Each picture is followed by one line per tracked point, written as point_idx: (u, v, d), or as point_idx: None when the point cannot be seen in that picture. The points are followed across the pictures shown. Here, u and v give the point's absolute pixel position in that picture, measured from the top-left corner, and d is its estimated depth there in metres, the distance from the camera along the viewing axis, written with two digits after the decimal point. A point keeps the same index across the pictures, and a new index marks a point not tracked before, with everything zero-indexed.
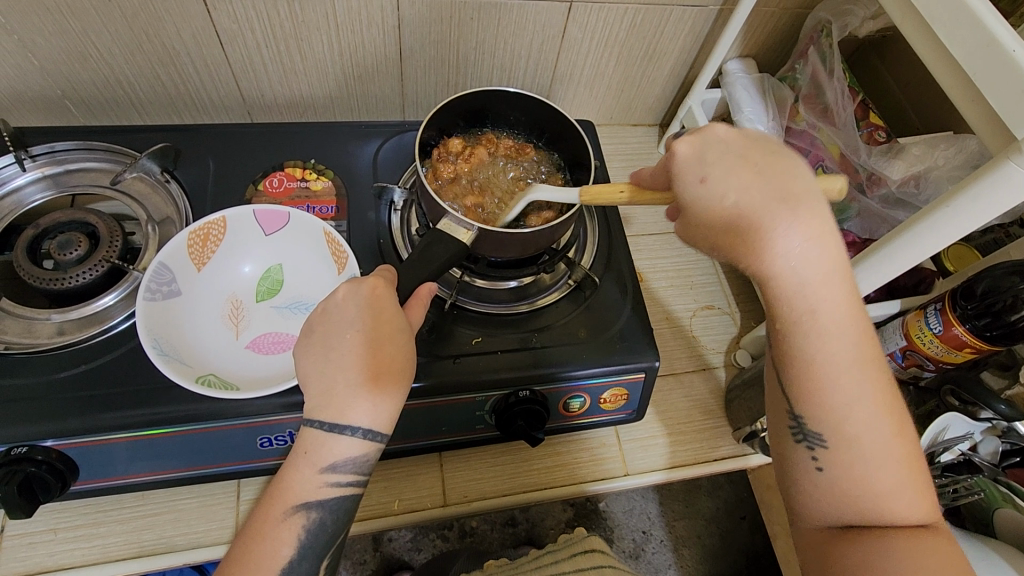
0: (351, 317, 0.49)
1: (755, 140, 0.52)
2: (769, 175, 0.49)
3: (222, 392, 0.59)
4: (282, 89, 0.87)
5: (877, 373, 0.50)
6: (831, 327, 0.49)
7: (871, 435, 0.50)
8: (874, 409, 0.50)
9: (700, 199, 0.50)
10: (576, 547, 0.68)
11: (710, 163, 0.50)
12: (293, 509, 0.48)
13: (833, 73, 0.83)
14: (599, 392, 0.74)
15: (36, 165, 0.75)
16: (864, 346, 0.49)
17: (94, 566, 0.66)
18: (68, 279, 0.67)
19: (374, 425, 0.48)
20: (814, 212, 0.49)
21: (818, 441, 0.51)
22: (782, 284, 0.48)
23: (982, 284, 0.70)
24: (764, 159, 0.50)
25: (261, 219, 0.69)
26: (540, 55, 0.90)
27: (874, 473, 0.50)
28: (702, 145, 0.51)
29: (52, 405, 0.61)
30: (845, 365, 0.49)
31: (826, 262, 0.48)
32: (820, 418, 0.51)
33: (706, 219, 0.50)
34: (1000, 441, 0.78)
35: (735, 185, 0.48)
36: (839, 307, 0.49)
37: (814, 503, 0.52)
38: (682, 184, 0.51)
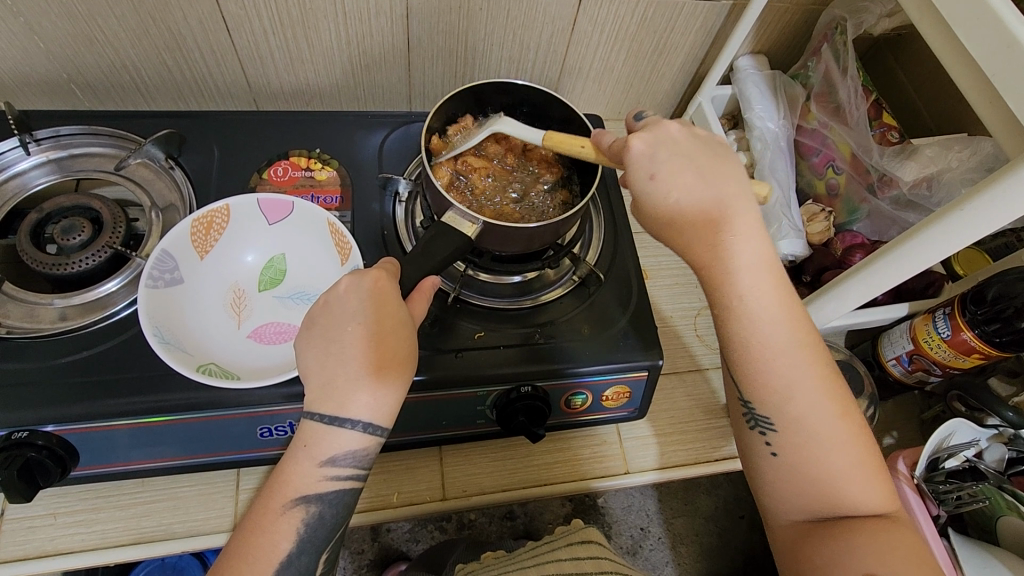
0: (353, 310, 0.48)
1: (703, 141, 0.55)
2: (708, 175, 0.53)
3: (223, 381, 0.59)
4: (289, 77, 0.86)
5: (813, 356, 0.53)
6: (764, 317, 0.52)
7: (816, 419, 0.52)
8: (814, 393, 0.52)
9: (648, 194, 0.53)
10: (573, 536, 0.68)
11: (660, 160, 0.53)
12: (292, 503, 0.48)
13: (847, 72, 0.81)
14: (601, 390, 0.73)
15: (41, 149, 0.74)
16: (797, 330, 0.53)
17: (93, 551, 0.66)
18: (71, 264, 0.67)
19: (374, 419, 0.47)
20: (747, 211, 0.53)
21: (768, 425, 0.54)
22: (715, 276, 0.52)
23: (993, 289, 0.69)
24: (705, 160, 0.54)
25: (264, 207, 0.69)
26: (549, 47, 0.89)
27: (823, 455, 0.52)
28: (653, 142, 0.54)
29: (52, 390, 0.61)
30: (782, 352, 0.52)
31: (754, 257, 0.53)
32: (768, 404, 0.53)
33: (652, 214, 0.54)
34: (1008, 448, 0.77)
35: (677, 185, 0.52)
36: (771, 296, 0.53)
37: (773, 488, 0.55)
38: (634, 179, 0.54)
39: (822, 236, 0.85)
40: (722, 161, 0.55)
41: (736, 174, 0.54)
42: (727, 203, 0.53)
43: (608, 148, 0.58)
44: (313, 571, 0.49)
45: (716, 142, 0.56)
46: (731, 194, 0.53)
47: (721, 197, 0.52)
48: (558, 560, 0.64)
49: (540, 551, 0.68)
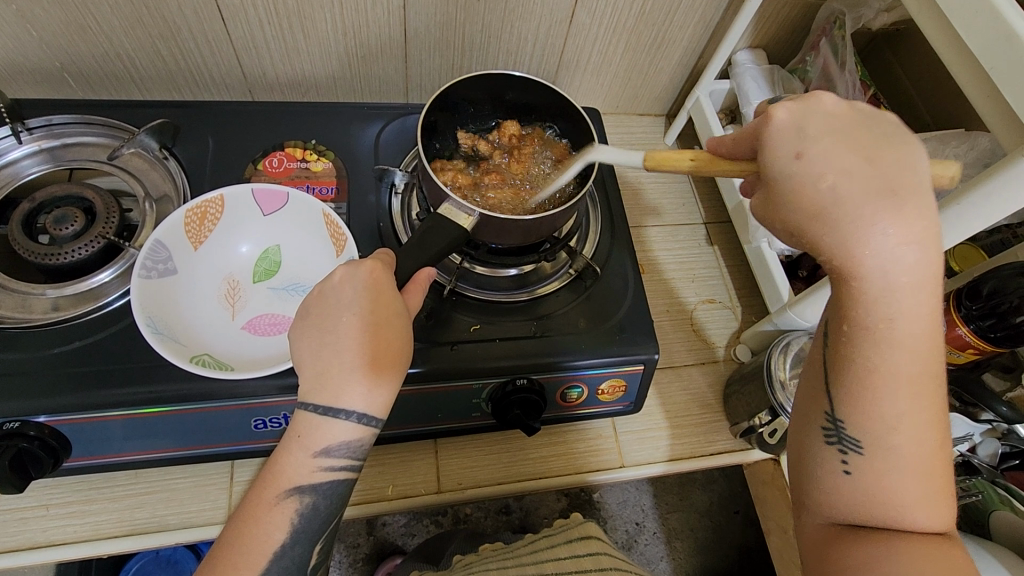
0: (348, 301, 0.48)
1: (865, 121, 0.46)
2: (878, 162, 0.44)
3: (216, 372, 0.59)
4: (284, 68, 0.86)
5: (938, 388, 0.45)
6: (903, 333, 0.43)
7: (910, 449, 0.45)
8: (921, 423, 0.44)
9: (787, 176, 0.45)
10: (572, 531, 0.68)
11: (813, 140, 0.45)
12: (285, 493, 0.47)
13: (845, 65, 0.81)
14: (597, 383, 0.73)
15: (33, 138, 0.74)
16: (930, 358, 0.44)
17: (86, 543, 0.65)
18: (63, 254, 0.67)
19: (369, 409, 0.47)
20: (915, 210, 0.43)
21: (853, 445, 0.46)
22: (862, 275, 0.43)
23: (988, 284, 0.69)
24: (870, 145, 0.45)
25: (259, 198, 0.68)
26: (547, 40, 0.89)
27: (904, 487, 0.45)
28: (805, 116, 0.46)
29: (45, 380, 0.61)
30: (908, 374, 0.44)
31: (917, 266, 0.43)
32: (863, 423, 0.45)
33: (790, 194, 0.45)
34: (1001, 443, 0.76)
35: (835, 167, 0.43)
36: (920, 314, 0.44)
37: (829, 506, 0.47)
38: (771, 156, 0.46)
39: None
40: (895, 147, 0.45)
41: (911, 165, 0.44)
42: (902, 195, 0.43)
43: (727, 148, 0.52)
44: (306, 562, 0.49)
45: (887, 124, 0.47)
46: (906, 184, 0.43)
47: (886, 188, 0.43)
48: (557, 556, 0.64)
49: (537, 546, 0.68)
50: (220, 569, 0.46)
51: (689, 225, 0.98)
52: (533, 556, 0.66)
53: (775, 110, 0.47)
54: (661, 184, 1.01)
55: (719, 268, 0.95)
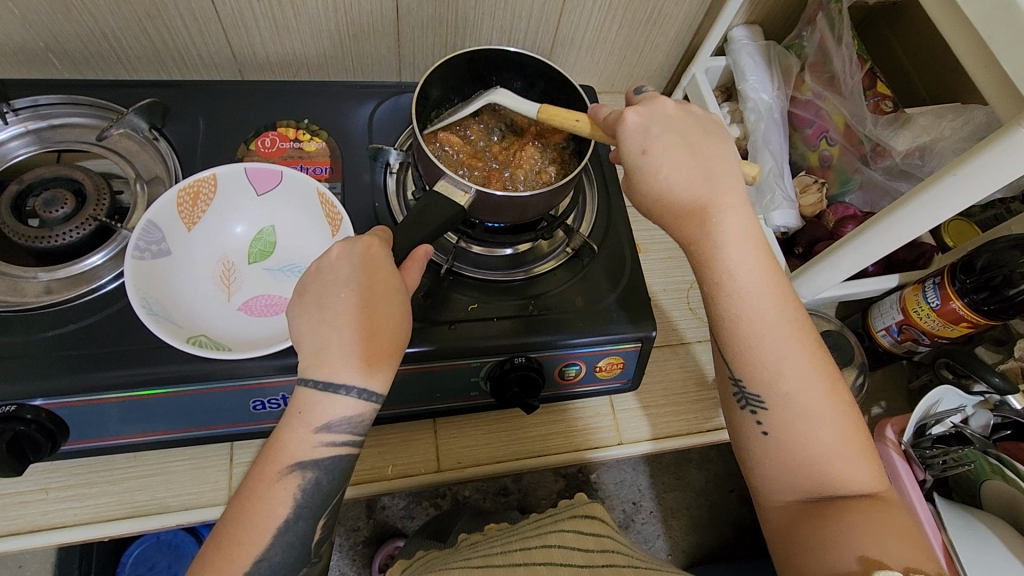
0: (346, 276, 0.47)
1: (697, 120, 0.58)
2: (699, 153, 0.56)
3: (215, 353, 0.58)
4: (274, 46, 0.84)
5: (800, 331, 0.55)
6: (752, 296, 0.55)
7: (803, 392, 0.54)
8: (800, 367, 0.54)
9: (641, 170, 0.55)
10: (575, 509, 0.69)
11: (654, 135, 0.55)
12: (288, 469, 0.47)
13: (842, 40, 0.80)
14: (594, 360, 0.73)
15: (19, 119, 0.72)
16: (782, 308, 0.55)
17: (86, 525, 0.66)
18: (54, 237, 0.66)
19: (369, 385, 0.47)
20: (731, 189, 0.56)
21: (757, 403, 0.56)
22: (705, 253, 0.55)
23: (981, 257, 0.70)
24: (695, 139, 0.57)
25: (252, 177, 0.67)
26: (540, 16, 0.88)
27: (814, 437, 0.54)
28: (648, 119, 0.56)
29: (41, 363, 0.60)
30: (768, 328, 0.54)
31: (740, 234, 0.55)
32: (756, 379, 0.55)
33: (645, 187, 0.56)
34: (993, 414, 0.77)
35: (669, 161, 0.55)
36: (754, 269, 0.55)
37: (767, 470, 0.56)
38: (626, 154, 0.56)
39: (812, 208, 0.85)
40: (713, 141, 0.57)
41: (723, 151, 0.57)
42: (718, 183, 0.55)
43: (603, 121, 0.60)
44: (310, 537, 0.49)
45: (709, 122, 0.59)
46: (720, 172, 0.56)
47: (704, 173, 0.55)
48: (559, 532, 0.65)
49: (543, 523, 0.70)
50: (229, 544, 0.46)
51: None
52: (537, 531, 0.68)
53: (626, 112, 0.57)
54: None
55: None
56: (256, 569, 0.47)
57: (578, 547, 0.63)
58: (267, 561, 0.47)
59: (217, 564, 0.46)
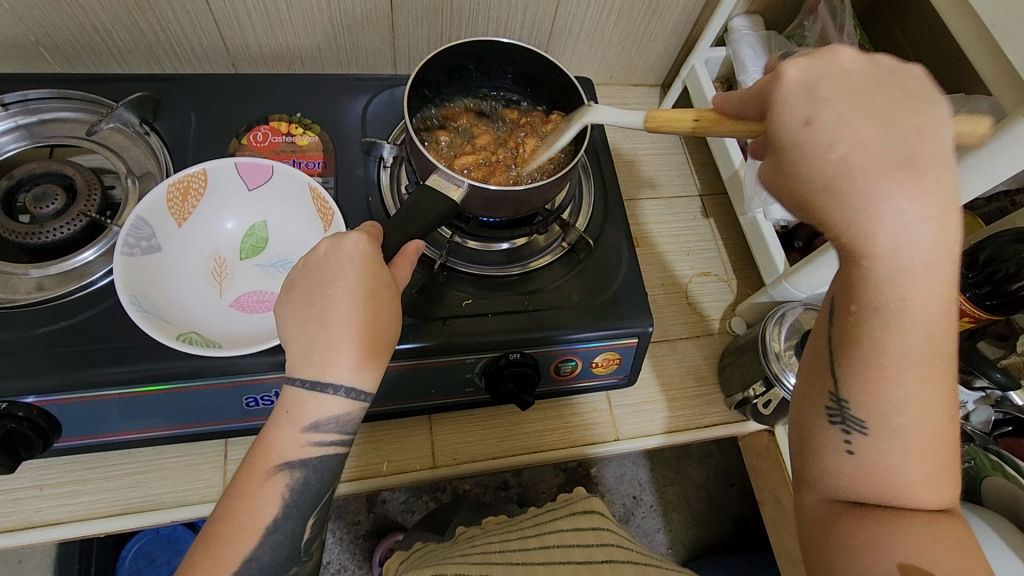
0: (333, 272, 0.46)
1: (887, 75, 0.42)
2: (894, 122, 0.40)
3: (204, 350, 0.57)
4: (268, 39, 0.83)
5: (950, 367, 0.43)
6: (915, 318, 0.41)
7: (921, 428, 0.43)
8: (933, 403, 0.43)
9: (798, 143, 0.41)
10: (574, 506, 0.69)
11: (825, 99, 0.40)
12: (276, 468, 0.47)
13: (843, 29, 0.78)
14: (591, 356, 0.72)
15: (9, 114, 0.71)
16: (944, 339, 0.42)
17: (81, 521, 0.65)
18: (45, 233, 0.66)
19: (357, 383, 0.46)
20: (933, 177, 0.39)
21: (857, 425, 0.44)
22: (874, 256, 0.40)
23: (985, 251, 0.69)
24: (888, 104, 0.40)
25: (243, 171, 0.66)
26: (537, 7, 0.86)
27: (907, 467, 0.43)
28: (818, 75, 0.41)
29: (32, 360, 0.60)
30: (919, 358, 0.42)
31: (932, 237, 0.40)
32: (873, 405, 0.43)
33: (803, 169, 0.41)
34: (993, 410, 0.77)
35: (846, 133, 0.39)
36: (932, 285, 0.41)
37: (827, 482, 0.46)
38: (782, 119, 0.41)
39: None
40: (914, 103, 0.41)
41: (930, 122, 0.40)
42: (919, 165, 0.39)
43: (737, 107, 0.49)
44: (299, 536, 0.49)
45: (906, 76, 0.42)
46: (923, 152, 0.39)
47: (902, 153, 0.39)
48: (558, 529, 0.65)
49: (543, 518, 0.69)
50: (216, 544, 0.46)
51: (684, 197, 0.97)
52: (534, 527, 0.68)
53: (782, 64, 0.42)
54: (656, 156, 1.00)
55: (715, 241, 0.94)
56: (245, 569, 0.47)
57: (577, 543, 0.62)
58: (256, 561, 0.47)
59: (205, 565, 0.45)
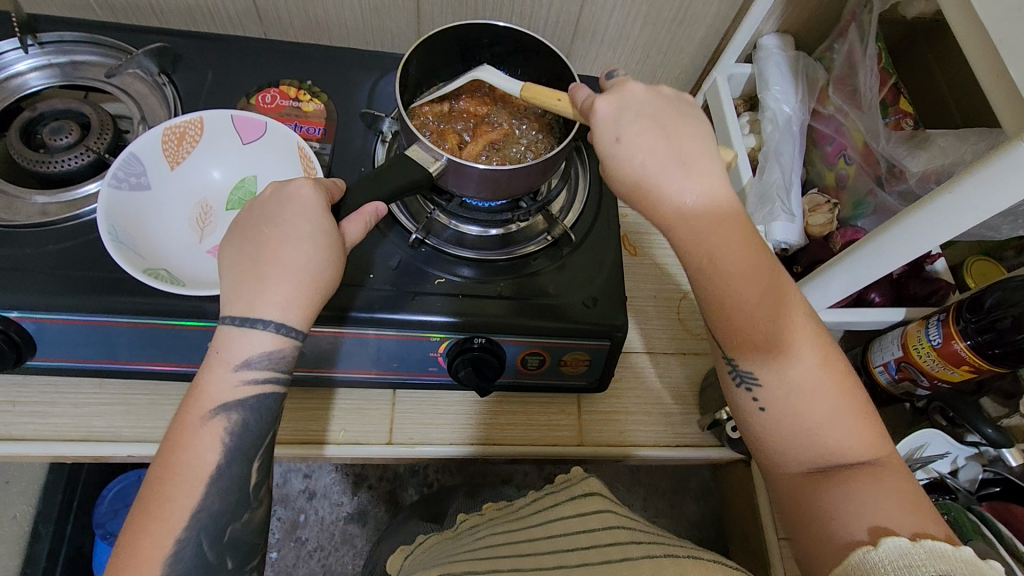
0: (270, 212, 0.48)
1: (666, 104, 0.54)
2: (673, 134, 0.52)
3: (168, 287, 0.59)
4: (297, 11, 0.86)
5: (787, 302, 0.50)
6: (740, 272, 0.50)
7: (798, 365, 0.49)
8: (791, 339, 0.50)
9: (614, 158, 0.52)
10: (575, 488, 0.58)
11: (624, 123, 0.52)
12: (211, 412, 0.47)
13: (867, 53, 0.75)
14: (559, 353, 0.71)
15: (42, 53, 0.75)
16: (772, 280, 0.50)
17: (43, 441, 0.68)
18: (54, 163, 0.69)
19: (287, 319, 0.47)
20: (709, 168, 0.51)
21: (752, 380, 0.50)
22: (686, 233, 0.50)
23: (991, 295, 0.64)
24: (668, 122, 0.52)
25: (238, 125, 0.68)
26: (561, 6, 0.87)
27: (809, 404, 0.49)
28: (620, 104, 0.53)
29: (15, 278, 0.63)
30: (760, 303, 0.49)
31: (721, 207, 0.50)
32: (748, 356, 0.50)
33: (620, 176, 0.52)
34: (985, 469, 0.72)
35: (641, 147, 0.51)
36: (744, 241, 0.50)
37: (772, 449, 0.50)
38: (599, 143, 0.53)
39: (820, 229, 0.79)
40: (687, 116, 0.53)
41: (700, 131, 0.53)
42: (692, 160, 0.51)
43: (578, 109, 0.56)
44: (247, 481, 0.49)
45: (681, 104, 0.55)
46: (701, 148, 0.52)
47: (679, 156, 0.51)
48: (562, 516, 0.55)
49: (542, 505, 0.58)
50: (158, 504, 0.45)
51: None
52: (531, 521, 0.57)
53: (594, 104, 0.54)
54: None
55: None
56: (195, 523, 0.46)
57: (581, 528, 0.52)
58: (204, 513, 0.46)
59: (155, 514, 0.45)
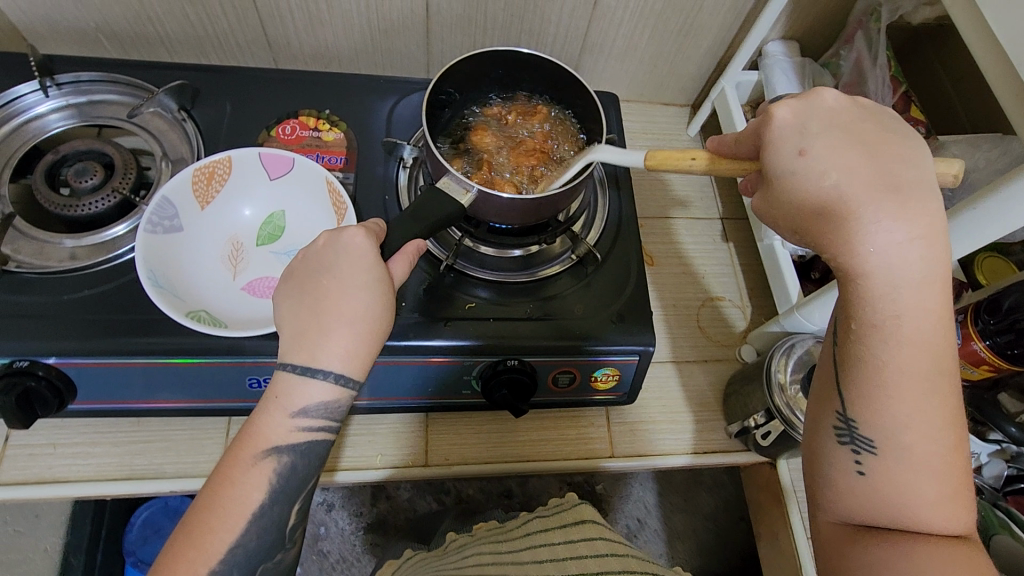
0: (328, 262, 0.49)
1: (871, 125, 0.47)
2: (880, 159, 0.45)
3: (210, 329, 0.60)
4: (308, 37, 0.87)
5: (951, 381, 0.43)
6: (915, 333, 0.43)
7: (927, 446, 0.43)
8: (937, 419, 0.43)
9: (791, 172, 0.45)
10: (565, 516, 0.58)
11: (812, 135, 0.45)
12: (263, 453, 0.48)
13: (877, 61, 0.77)
14: (590, 370, 0.72)
15: (61, 93, 0.76)
16: (944, 352, 0.43)
17: (86, 482, 0.69)
18: (81, 206, 0.69)
19: (346, 370, 0.48)
20: (922, 210, 0.44)
21: (867, 445, 0.44)
22: (869, 273, 0.43)
23: (1009, 298, 0.66)
24: (875, 146, 0.45)
25: (266, 162, 0.69)
26: (570, 22, 0.88)
27: (919, 491, 0.43)
28: (806, 113, 0.46)
29: (54, 325, 0.63)
30: (921, 371, 0.43)
31: (926, 260, 0.43)
32: (877, 419, 0.44)
33: (795, 192, 0.46)
34: (1008, 465, 0.75)
35: (834, 165, 0.44)
36: (925, 303, 0.43)
37: (844, 508, 0.45)
38: (776, 151, 0.46)
39: None
40: (895, 138, 0.46)
41: (912, 161, 0.45)
42: (904, 193, 0.43)
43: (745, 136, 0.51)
44: (284, 523, 0.50)
45: (890, 126, 0.47)
46: (907, 182, 0.44)
47: (886, 183, 0.44)
48: (550, 542, 0.55)
49: (531, 528, 0.59)
50: (199, 534, 0.46)
51: (705, 220, 0.96)
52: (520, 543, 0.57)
53: (775, 110, 0.47)
54: (680, 176, 0.99)
55: (733, 265, 0.93)
56: (230, 557, 0.47)
57: (570, 555, 0.52)
58: (242, 548, 0.47)
59: (193, 541, 0.46)
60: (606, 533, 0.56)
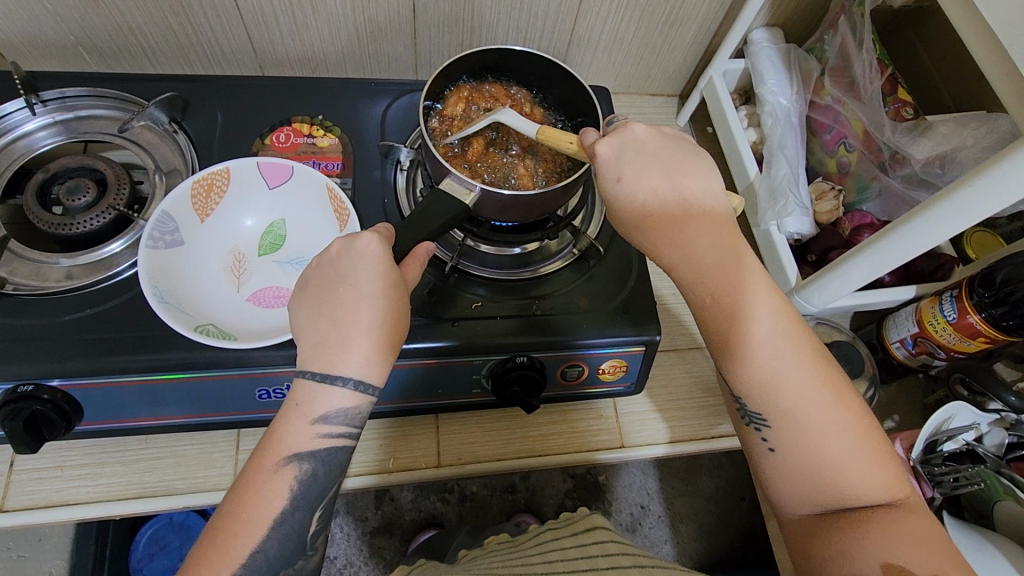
0: (344, 269, 0.49)
1: (670, 140, 0.58)
2: (672, 175, 0.56)
3: (220, 342, 0.59)
4: (294, 43, 0.86)
5: (795, 342, 0.53)
6: (744, 314, 0.53)
7: (809, 406, 0.52)
8: (803, 379, 0.52)
9: (616, 197, 0.56)
10: (578, 524, 0.61)
11: (625, 162, 0.56)
12: (285, 461, 0.48)
13: (863, 44, 0.79)
14: (599, 362, 0.73)
15: (47, 110, 0.74)
16: (776, 321, 0.53)
17: (96, 503, 0.68)
18: (75, 224, 0.68)
19: (366, 376, 0.48)
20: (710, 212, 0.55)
21: (761, 420, 0.53)
22: (682, 271, 0.55)
23: (1002, 271, 0.67)
24: (672, 161, 0.56)
25: (264, 171, 0.68)
26: (556, 17, 0.88)
27: (822, 446, 0.51)
28: (621, 145, 0.56)
29: (56, 346, 0.62)
30: (763, 344, 0.52)
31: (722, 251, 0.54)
32: (756, 397, 0.53)
33: (623, 215, 0.56)
34: (1008, 433, 0.77)
35: (642, 186, 0.55)
36: (745, 288, 0.53)
37: (781, 487, 0.53)
38: (602, 182, 0.56)
39: (829, 215, 0.83)
40: (692, 157, 0.57)
41: (700, 171, 0.56)
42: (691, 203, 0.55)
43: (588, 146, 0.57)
44: (306, 531, 0.49)
45: (685, 140, 0.59)
46: (692, 192, 0.55)
47: (680, 197, 0.55)
48: (561, 547, 0.57)
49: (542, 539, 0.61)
50: (225, 540, 0.47)
51: None
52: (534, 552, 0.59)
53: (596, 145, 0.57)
54: None
55: None
56: (252, 562, 0.47)
57: (581, 555, 0.54)
58: (263, 553, 0.47)
59: (218, 546, 0.47)
60: (617, 537, 0.58)
